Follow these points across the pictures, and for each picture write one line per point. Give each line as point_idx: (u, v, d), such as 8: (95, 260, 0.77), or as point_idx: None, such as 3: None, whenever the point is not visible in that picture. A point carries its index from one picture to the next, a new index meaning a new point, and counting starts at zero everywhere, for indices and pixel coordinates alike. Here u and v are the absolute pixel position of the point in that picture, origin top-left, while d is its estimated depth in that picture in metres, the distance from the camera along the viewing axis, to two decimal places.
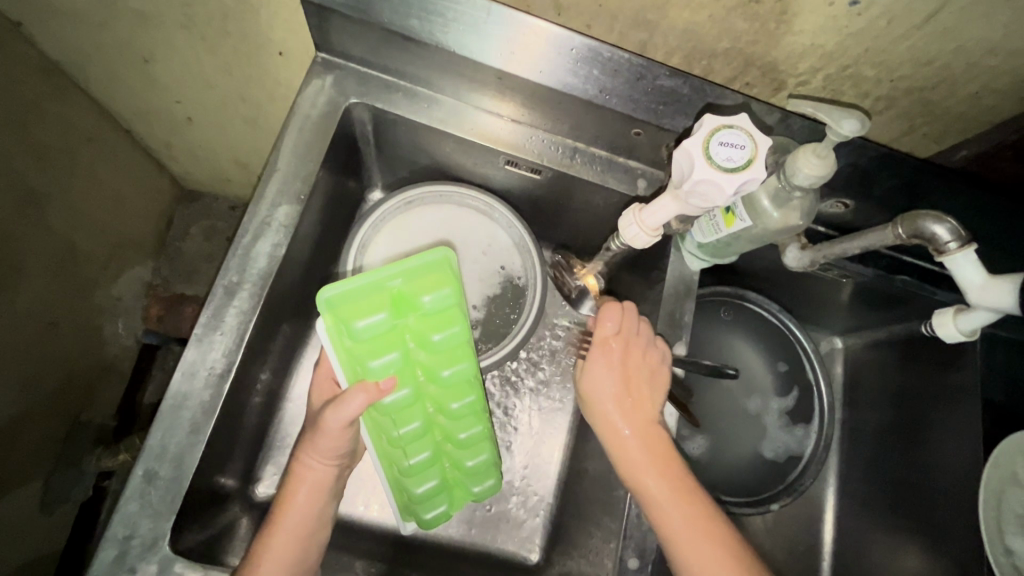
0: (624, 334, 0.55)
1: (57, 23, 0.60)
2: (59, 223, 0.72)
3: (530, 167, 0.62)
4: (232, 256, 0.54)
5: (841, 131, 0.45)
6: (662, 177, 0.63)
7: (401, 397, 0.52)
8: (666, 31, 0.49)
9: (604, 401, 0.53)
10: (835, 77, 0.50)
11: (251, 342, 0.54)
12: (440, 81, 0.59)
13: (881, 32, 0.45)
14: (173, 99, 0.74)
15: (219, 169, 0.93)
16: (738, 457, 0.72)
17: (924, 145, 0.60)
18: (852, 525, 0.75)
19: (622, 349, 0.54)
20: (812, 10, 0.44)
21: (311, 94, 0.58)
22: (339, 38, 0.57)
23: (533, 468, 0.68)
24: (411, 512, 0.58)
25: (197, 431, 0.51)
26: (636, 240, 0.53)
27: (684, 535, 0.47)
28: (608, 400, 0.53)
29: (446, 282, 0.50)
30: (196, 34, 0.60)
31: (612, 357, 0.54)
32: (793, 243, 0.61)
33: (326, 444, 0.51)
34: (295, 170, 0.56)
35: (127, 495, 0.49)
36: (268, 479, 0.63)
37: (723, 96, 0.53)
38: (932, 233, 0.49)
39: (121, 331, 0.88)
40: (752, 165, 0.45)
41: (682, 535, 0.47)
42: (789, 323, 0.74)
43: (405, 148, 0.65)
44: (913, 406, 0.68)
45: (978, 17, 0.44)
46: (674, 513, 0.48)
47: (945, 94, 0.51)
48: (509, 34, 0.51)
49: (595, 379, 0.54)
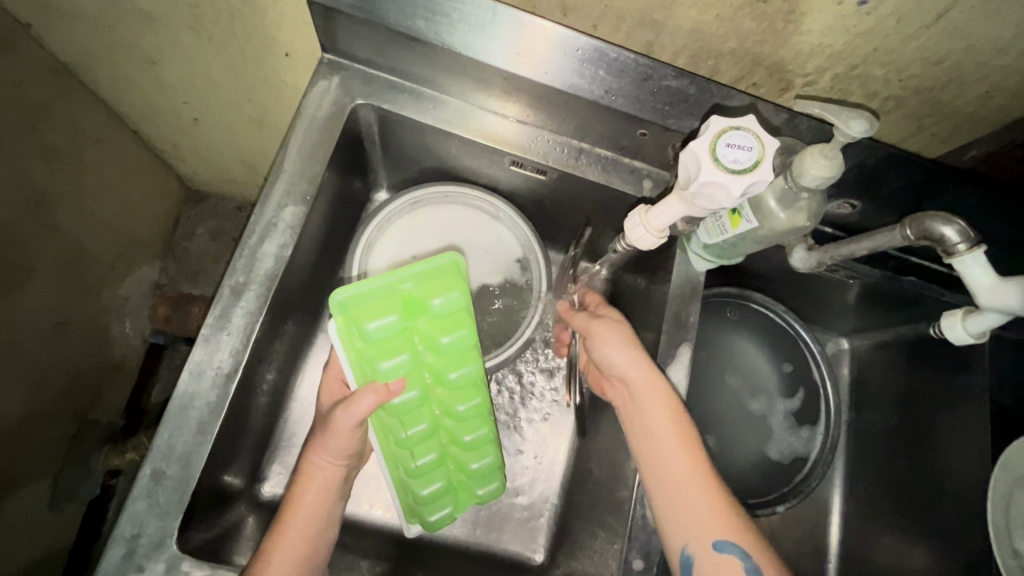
0: (619, 312, 0.60)
1: (66, 25, 0.61)
2: (69, 223, 0.73)
3: (535, 168, 0.62)
4: (238, 257, 0.54)
5: (849, 132, 0.44)
6: (668, 178, 0.62)
7: (408, 399, 0.52)
8: (674, 31, 0.49)
9: (625, 350, 0.55)
10: (843, 77, 0.50)
11: (257, 342, 0.54)
12: (445, 82, 0.60)
13: (890, 31, 0.45)
14: (180, 100, 0.74)
15: (226, 170, 0.93)
16: (744, 458, 0.72)
17: (932, 145, 0.59)
18: (858, 528, 0.74)
19: (621, 315, 0.59)
20: (821, 9, 0.43)
21: (317, 95, 0.58)
22: (346, 39, 0.57)
23: (538, 468, 0.68)
24: (415, 514, 0.58)
25: (204, 430, 0.51)
26: (642, 241, 0.53)
27: (697, 500, 0.51)
28: (631, 348, 0.56)
29: (456, 286, 0.50)
30: (204, 35, 0.60)
31: (620, 317, 0.59)
32: (799, 244, 0.60)
33: (336, 444, 0.52)
34: (302, 170, 0.57)
35: (135, 495, 0.49)
36: (274, 478, 0.64)
37: (730, 96, 0.53)
38: (941, 235, 0.48)
39: (129, 330, 0.89)
40: (761, 167, 0.44)
41: (694, 501, 0.51)
42: (795, 323, 0.74)
43: (411, 149, 0.66)
44: (922, 407, 0.67)
45: (989, 16, 0.43)
46: (692, 486, 0.52)
47: (954, 93, 0.51)
48: (515, 34, 0.51)
49: (613, 332, 0.56)
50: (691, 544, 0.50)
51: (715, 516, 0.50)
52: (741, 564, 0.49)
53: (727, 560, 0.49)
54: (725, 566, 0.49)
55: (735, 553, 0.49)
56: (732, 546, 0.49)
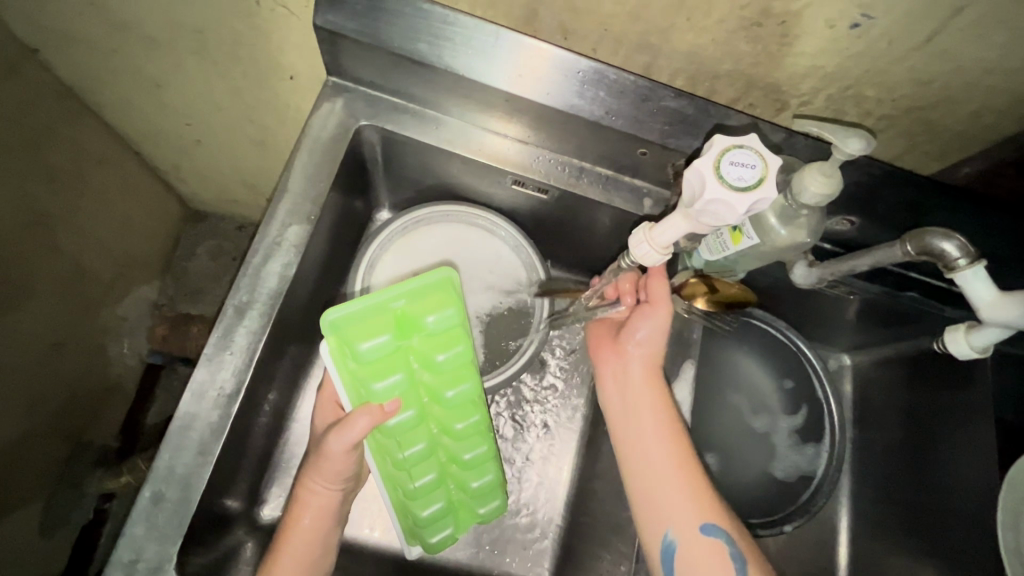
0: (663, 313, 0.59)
1: (75, 50, 0.62)
2: (70, 244, 0.73)
3: (536, 187, 0.63)
4: (242, 277, 0.54)
5: (846, 150, 0.45)
6: (668, 196, 0.63)
7: (405, 419, 0.52)
8: (672, 53, 0.50)
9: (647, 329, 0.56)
10: (837, 97, 0.51)
11: (260, 361, 0.54)
12: (447, 104, 0.61)
13: (880, 54, 0.46)
14: (184, 122, 0.75)
15: (227, 190, 0.93)
16: (749, 476, 0.71)
17: (926, 162, 0.60)
18: (867, 548, 0.73)
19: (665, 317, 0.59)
20: (813, 33, 0.45)
21: (321, 117, 0.59)
22: (350, 62, 0.58)
23: (541, 488, 0.67)
24: (415, 536, 0.57)
25: (204, 452, 0.50)
26: (646, 258, 0.52)
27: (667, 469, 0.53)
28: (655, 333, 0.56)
29: (448, 302, 0.50)
30: (209, 59, 0.61)
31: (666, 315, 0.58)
32: (799, 261, 0.60)
33: (332, 468, 0.51)
34: (305, 190, 0.57)
35: (133, 518, 0.48)
36: (273, 501, 0.63)
37: (728, 117, 0.54)
38: (941, 250, 0.49)
39: (127, 351, 0.88)
40: (763, 185, 0.45)
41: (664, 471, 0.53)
42: (798, 339, 0.73)
43: (413, 168, 0.66)
44: (928, 423, 0.67)
45: (976, 38, 0.44)
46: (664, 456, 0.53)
47: (945, 112, 0.52)
48: (516, 58, 0.52)
49: (655, 320, 0.55)
50: (674, 529, 0.51)
51: (703, 503, 0.51)
52: (723, 546, 0.50)
53: (710, 540, 0.50)
54: (706, 542, 0.50)
55: (713, 530, 0.50)
56: (708, 523, 0.51)
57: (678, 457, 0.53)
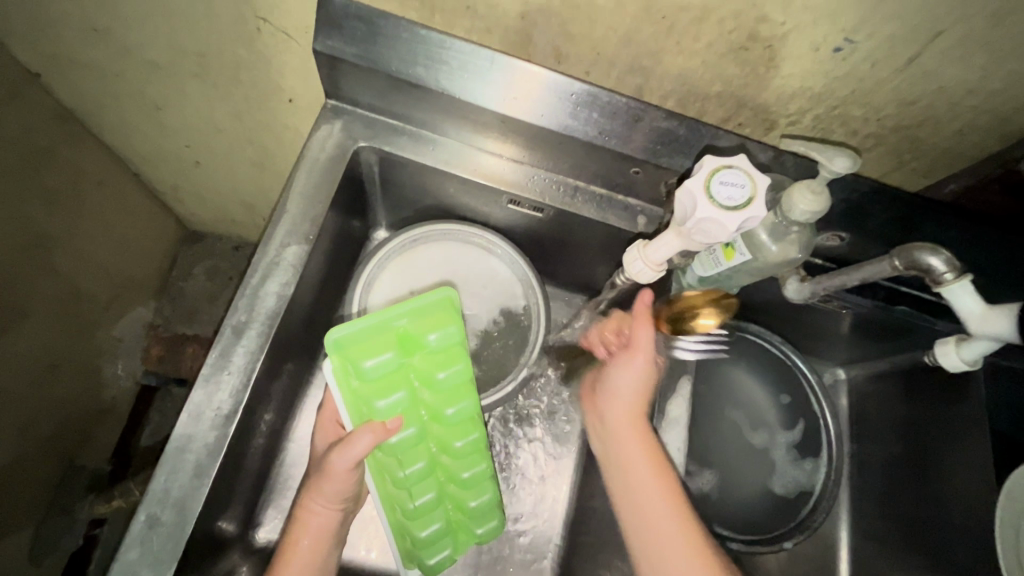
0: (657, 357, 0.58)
1: (77, 75, 0.63)
2: (67, 266, 0.73)
3: (532, 206, 0.64)
4: (241, 297, 0.54)
5: (833, 168, 0.47)
6: (661, 214, 0.64)
7: (406, 436, 0.52)
8: (663, 76, 0.52)
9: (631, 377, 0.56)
10: (824, 117, 0.53)
11: (258, 381, 0.54)
12: (444, 125, 0.62)
13: (864, 76, 0.48)
14: (184, 144, 0.76)
15: (224, 210, 0.94)
16: (749, 493, 0.71)
17: (913, 179, 0.62)
18: (867, 564, 0.72)
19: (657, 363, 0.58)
20: (798, 56, 0.47)
21: (320, 138, 0.60)
22: (348, 86, 0.59)
23: (539, 507, 0.67)
24: (413, 559, 0.56)
25: (201, 474, 0.50)
26: (641, 275, 0.54)
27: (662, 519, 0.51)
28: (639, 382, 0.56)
29: (449, 321, 0.51)
30: (209, 83, 0.62)
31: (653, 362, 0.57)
32: (792, 276, 0.61)
33: (333, 488, 0.51)
34: (303, 210, 0.58)
35: (128, 542, 0.48)
36: (269, 523, 0.62)
37: (718, 136, 0.55)
38: (928, 265, 0.50)
39: (121, 372, 0.88)
40: (752, 204, 0.46)
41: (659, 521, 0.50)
42: (791, 353, 0.74)
43: (410, 188, 0.67)
44: (925, 437, 0.67)
45: (955, 61, 0.46)
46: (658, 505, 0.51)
47: (929, 131, 0.54)
48: (512, 81, 0.54)
49: (631, 370, 0.55)
50: None
51: (698, 556, 0.49)
52: None
53: None
54: None
55: None
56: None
57: (673, 508, 0.51)
